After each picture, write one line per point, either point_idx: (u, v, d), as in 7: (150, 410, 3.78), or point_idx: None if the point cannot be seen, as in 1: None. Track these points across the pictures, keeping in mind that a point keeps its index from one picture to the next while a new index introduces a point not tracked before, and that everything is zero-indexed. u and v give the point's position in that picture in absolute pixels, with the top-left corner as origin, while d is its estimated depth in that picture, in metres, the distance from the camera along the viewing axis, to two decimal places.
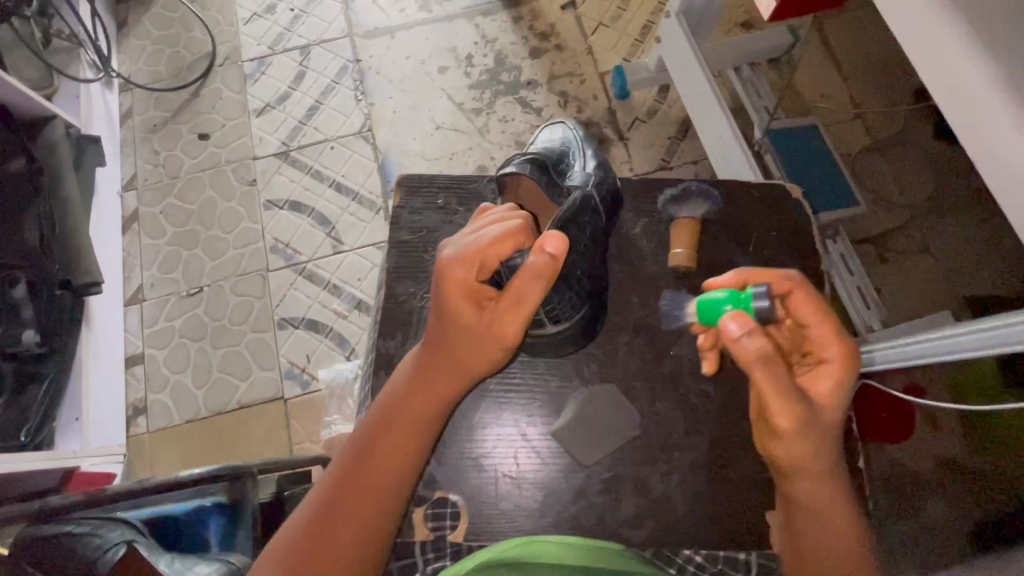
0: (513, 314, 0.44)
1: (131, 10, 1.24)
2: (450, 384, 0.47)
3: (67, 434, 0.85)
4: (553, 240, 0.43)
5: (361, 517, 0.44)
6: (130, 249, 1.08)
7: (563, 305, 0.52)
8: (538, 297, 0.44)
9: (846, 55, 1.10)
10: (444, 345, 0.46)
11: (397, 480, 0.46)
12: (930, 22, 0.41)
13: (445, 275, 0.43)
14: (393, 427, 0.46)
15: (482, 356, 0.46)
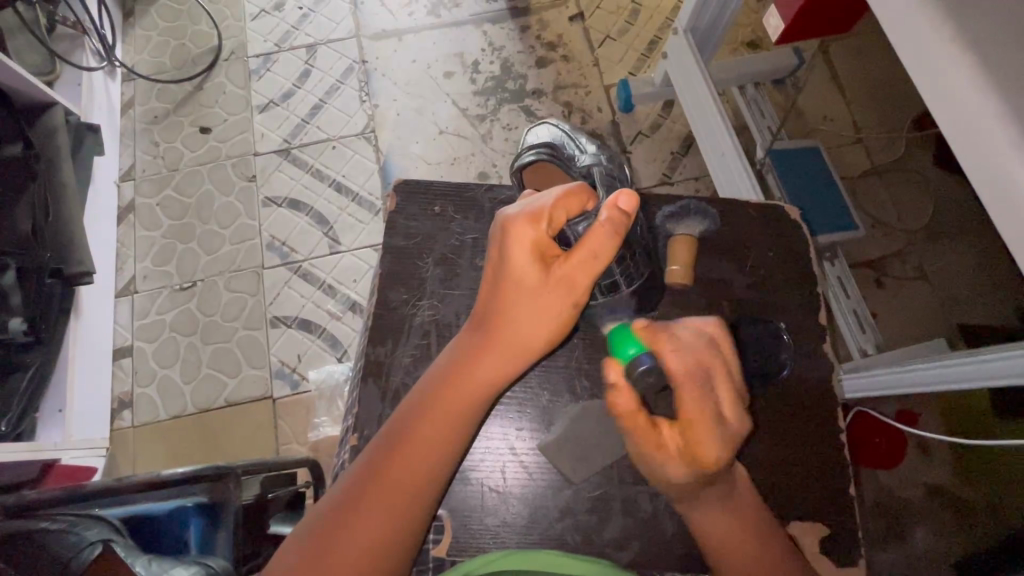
0: (584, 270, 0.44)
1: (138, 1, 1.23)
2: (506, 353, 0.45)
3: (49, 425, 0.84)
4: (624, 194, 0.44)
5: (403, 490, 0.42)
6: (124, 240, 1.07)
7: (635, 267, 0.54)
8: (609, 252, 0.44)
9: (850, 79, 1.11)
10: (499, 318, 0.45)
11: (440, 462, 0.44)
12: (937, 49, 0.40)
13: (512, 233, 0.44)
14: (441, 401, 0.44)
15: (541, 329, 0.45)
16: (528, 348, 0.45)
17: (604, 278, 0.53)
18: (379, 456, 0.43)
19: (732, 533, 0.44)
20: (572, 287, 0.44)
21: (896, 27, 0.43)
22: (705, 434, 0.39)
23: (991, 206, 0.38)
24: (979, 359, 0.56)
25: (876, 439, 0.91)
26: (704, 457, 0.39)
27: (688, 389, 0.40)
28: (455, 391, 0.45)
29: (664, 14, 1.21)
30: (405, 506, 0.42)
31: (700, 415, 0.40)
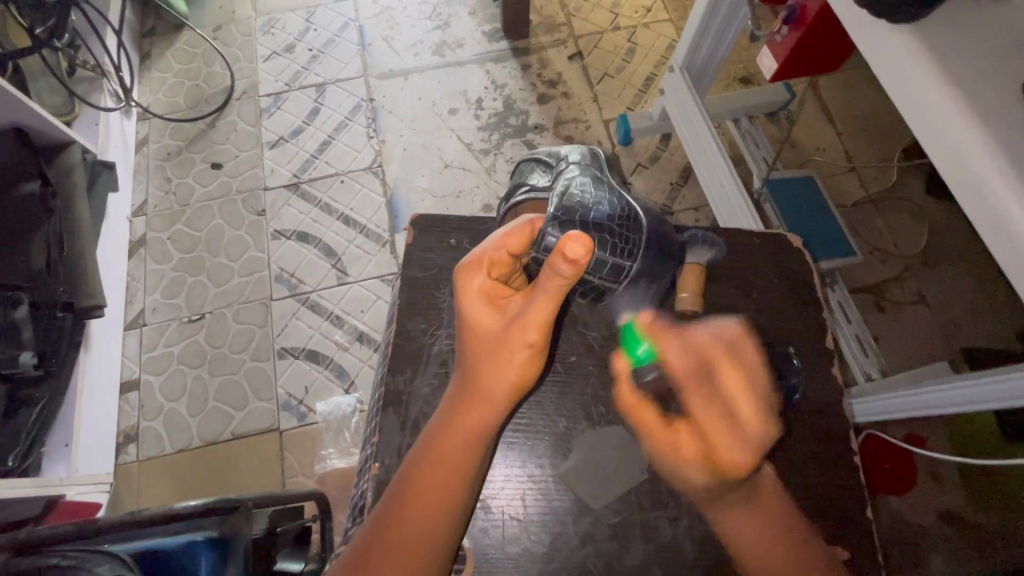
0: (534, 313, 0.42)
1: (155, 45, 1.29)
2: (486, 400, 0.44)
3: (55, 460, 0.83)
4: (574, 238, 0.37)
5: (412, 540, 0.43)
6: (134, 273, 1.09)
7: (619, 241, 0.53)
8: (558, 294, 0.40)
9: (841, 111, 1.15)
10: (467, 374, 0.44)
11: (434, 524, 0.44)
12: (927, 91, 0.42)
13: (462, 283, 0.45)
14: (443, 451, 0.45)
15: (507, 372, 0.43)
16: (505, 397, 0.44)
17: (603, 266, 0.53)
18: (379, 517, 0.44)
19: (766, 536, 0.46)
20: (528, 326, 0.42)
21: (886, 69, 0.46)
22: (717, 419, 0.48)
23: (986, 232, 0.39)
24: (982, 380, 0.57)
25: (886, 464, 0.90)
26: (725, 458, 0.47)
27: (728, 372, 0.51)
28: (440, 447, 0.45)
29: (659, 52, 1.26)
30: (413, 556, 0.43)
31: (710, 412, 0.49)
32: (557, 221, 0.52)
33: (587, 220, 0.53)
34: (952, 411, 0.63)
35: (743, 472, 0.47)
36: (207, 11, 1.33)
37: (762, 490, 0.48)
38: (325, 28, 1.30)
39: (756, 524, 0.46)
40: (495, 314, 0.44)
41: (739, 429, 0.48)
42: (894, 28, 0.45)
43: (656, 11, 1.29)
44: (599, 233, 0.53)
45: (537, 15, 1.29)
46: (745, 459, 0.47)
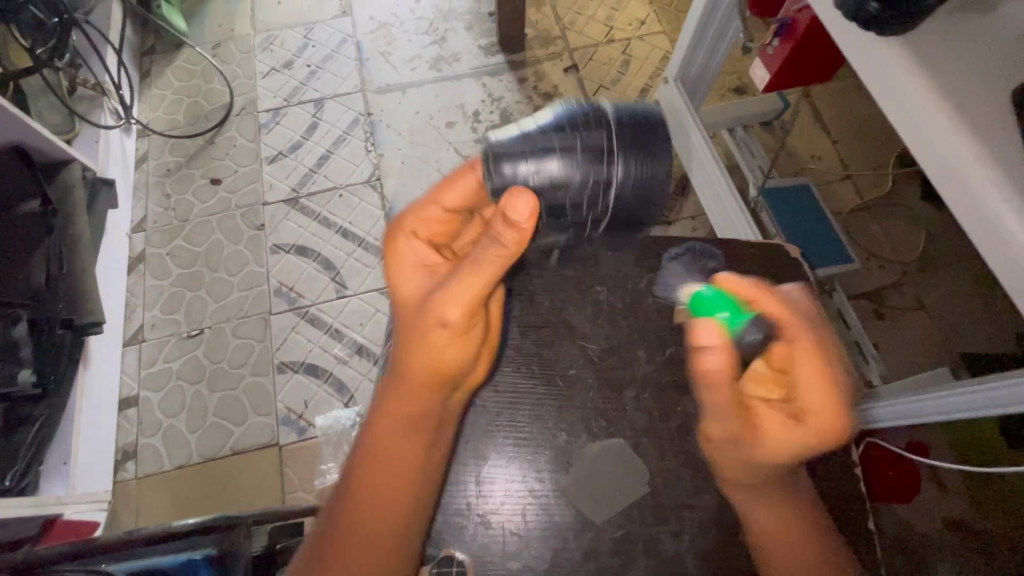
0: (465, 280, 0.43)
1: (155, 63, 1.30)
2: (423, 375, 0.46)
3: (53, 478, 0.83)
4: (511, 202, 0.41)
5: (367, 531, 0.45)
6: (134, 289, 1.09)
7: (580, 136, 0.46)
8: (489, 258, 0.43)
9: (835, 120, 1.16)
10: (401, 353, 0.47)
11: (390, 514, 0.46)
12: (916, 100, 0.43)
13: (397, 256, 0.50)
14: (387, 437, 0.47)
15: (440, 344, 0.45)
16: (431, 376, 0.47)
17: (584, 163, 0.45)
18: (335, 517, 0.46)
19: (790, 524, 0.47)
20: (450, 297, 0.44)
21: (876, 79, 0.46)
22: (819, 391, 0.44)
23: (980, 241, 0.40)
24: (982, 387, 0.57)
25: (888, 472, 0.89)
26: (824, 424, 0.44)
27: (803, 347, 0.45)
28: (379, 433, 0.47)
29: (654, 64, 1.27)
30: (372, 546, 0.45)
31: (813, 362, 0.45)
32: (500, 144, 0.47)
33: (528, 133, 0.47)
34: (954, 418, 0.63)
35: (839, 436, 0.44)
36: (207, 29, 1.35)
37: (802, 498, 0.49)
38: (323, 44, 1.31)
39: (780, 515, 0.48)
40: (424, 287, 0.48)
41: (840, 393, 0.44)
42: (884, 39, 0.45)
43: (650, 24, 1.31)
44: (551, 138, 0.46)
45: (532, 29, 1.30)
46: (831, 421, 0.44)
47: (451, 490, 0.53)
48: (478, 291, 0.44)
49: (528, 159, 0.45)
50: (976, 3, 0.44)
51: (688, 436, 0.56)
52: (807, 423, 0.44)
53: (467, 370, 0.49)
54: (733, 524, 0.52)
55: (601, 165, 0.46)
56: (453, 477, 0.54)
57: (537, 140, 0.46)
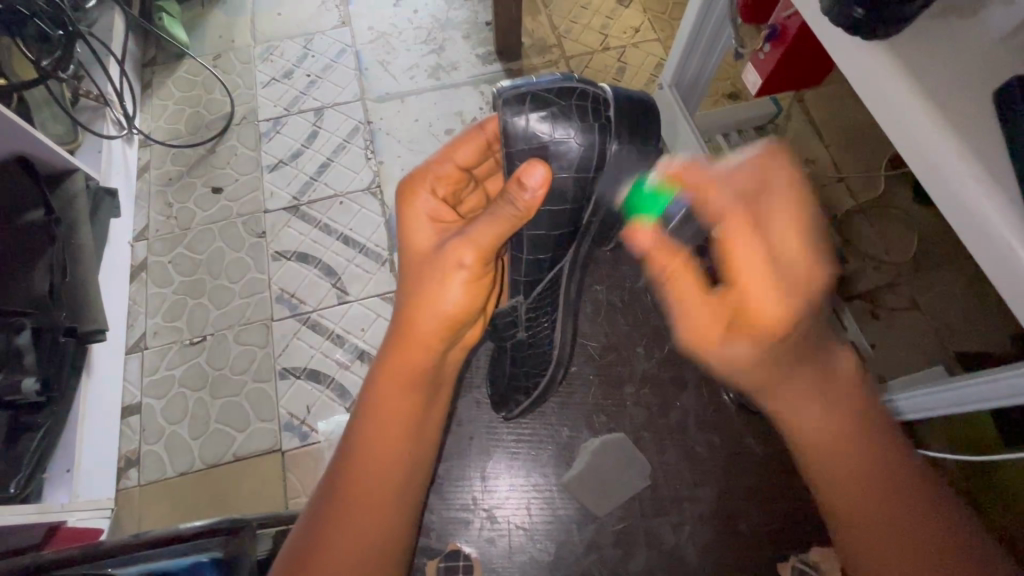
0: (490, 226, 0.50)
1: (156, 74, 1.31)
2: (429, 325, 0.52)
3: (56, 485, 0.83)
4: (536, 170, 0.50)
5: (370, 487, 0.49)
6: (136, 297, 1.10)
7: (578, 112, 0.57)
8: (510, 212, 0.50)
9: (827, 124, 1.18)
10: (409, 305, 0.52)
11: (393, 473, 0.50)
12: (902, 101, 0.44)
13: (411, 206, 0.56)
14: (387, 397, 0.51)
15: (451, 292, 0.51)
16: (438, 328, 0.52)
17: (592, 133, 0.57)
18: (335, 476, 0.49)
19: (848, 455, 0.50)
20: (471, 244, 0.50)
21: (863, 83, 0.48)
22: (756, 278, 0.46)
23: (965, 237, 0.41)
24: (988, 380, 0.58)
25: None
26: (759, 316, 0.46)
27: (743, 245, 0.46)
28: (385, 396, 0.51)
29: (648, 71, 1.29)
30: (378, 500, 0.49)
31: (756, 266, 0.46)
32: (513, 92, 0.57)
33: (535, 105, 0.56)
34: (960, 410, 0.64)
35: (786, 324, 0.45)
36: (208, 40, 1.36)
37: (839, 372, 0.51)
38: (322, 54, 1.33)
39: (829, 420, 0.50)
40: (434, 239, 0.55)
41: (787, 277, 0.46)
42: (870, 44, 0.47)
43: (644, 31, 1.33)
44: (559, 116, 0.57)
45: (529, 37, 1.33)
46: (782, 318, 0.45)
47: (460, 486, 0.61)
48: (489, 242, 0.51)
49: (540, 111, 0.56)
50: (959, 9, 0.46)
51: (684, 434, 0.64)
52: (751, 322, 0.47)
53: (465, 328, 0.56)
54: (718, 510, 0.61)
55: (597, 114, 0.58)
56: (463, 474, 0.62)
57: (542, 92, 0.57)
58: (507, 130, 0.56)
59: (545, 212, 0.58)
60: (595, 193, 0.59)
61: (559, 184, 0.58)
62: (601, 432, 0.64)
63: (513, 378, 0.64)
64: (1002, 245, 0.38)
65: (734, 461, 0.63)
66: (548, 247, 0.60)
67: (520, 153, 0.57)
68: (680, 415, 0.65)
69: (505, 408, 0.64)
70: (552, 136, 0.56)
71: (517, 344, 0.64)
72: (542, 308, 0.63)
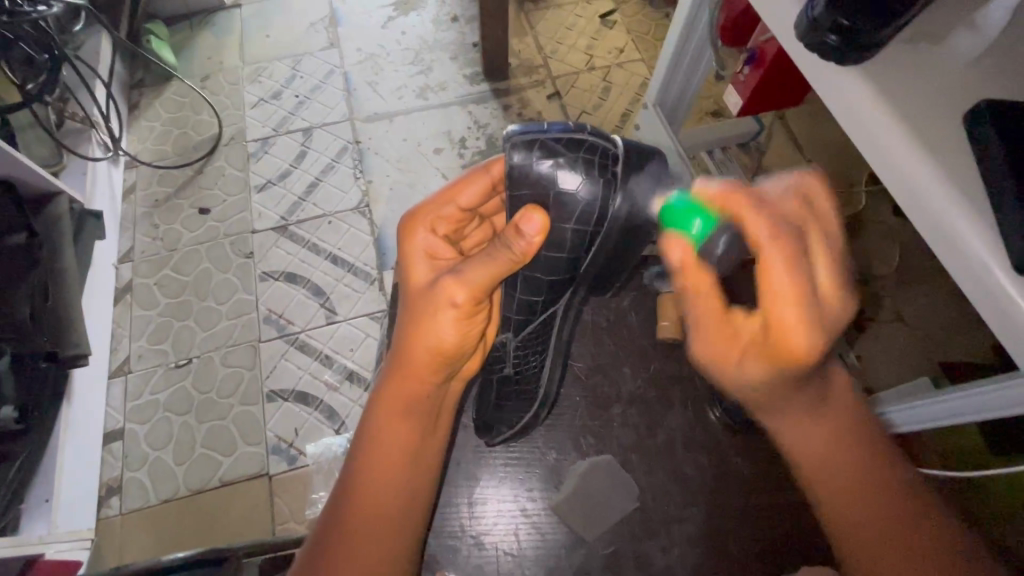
0: (484, 270, 0.50)
1: (143, 95, 1.32)
2: (428, 359, 0.51)
3: (34, 516, 0.80)
4: (535, 221, 0.49)
5: (370, 512, 0.48)
6: (120, 320, 1.08)
7: (588, 167, 0.57)
8: (506, 261, 0.50)
9: (808, 140, 1.21)
10: (404, 336, 0.52)
11: (393, 495, 0.49)
12: (877, 123, 0.45)
13: (410, 244, 0.56)
14: (385, 423, 0.50)
15: (444, 326, 0.51)
16: (432, 361, 0.52)
17: (598, 185, 0.57)
18: (336, 503, 0.49)
19: (827, 444, 0.49)
20: (465, 284, 0.50)
21: (839, 105, 0.49)
22: (800, 323, 0.44)
23: (942, 253, 0.42)
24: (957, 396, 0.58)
25: None
26: (795, 345, 0.44)
27: (774, 258, 0.43)
28: (381, 429, 0.50)
29: (633, 90, 1.31)
30: (380, 529, 0.48)
31: (791, 291, 0.43)
32: (522, 137, 0.56)
33: (548, 159, 0.57)
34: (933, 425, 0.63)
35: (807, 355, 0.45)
36: (196, 63, 1.37)
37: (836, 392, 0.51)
38: (311, 75, 1.34)
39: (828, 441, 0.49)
40: (431, 274, 0.55)
41: (817, 307, 0.44)
42: (845, 69, 0.48)
43: (628, 52, 1.36)
44: (569, 170, 0.57)
45: (516, 58, 1.35)
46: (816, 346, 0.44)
47: (448, 514, 0.59)
48: (483, 282, 0.51)
49: (548, 161, 0.57)
50: (928, 33, 0.47)
51: (672, 453, 0.64)
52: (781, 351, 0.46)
53: (462, 360, 0.55)
54: (711, 531, 0.60)
55: (606, 170, 0.57)
56: (450, 502, 0.60)
57: (552, 140, 0.57)
58: (511, 174, 0.56)
59: (542, 259, 0.60)
60: (595, 244, 0.59)
61: (558, 234, 0.58)
62: (590, 452, 0.64)
63: (497, 410, 0.65)
64: (979, 263, 0.39)
65: (724, 478, 0.63)
66: (541, 291, 0.62)
67: (520, 198, 0.57)
68: (668, 433, 0.65)
69: (489, 434, 0.63)
70: (556, 185, 0.57)
71: (504, 378, 0.66)
72: (531, 345, 0.66)
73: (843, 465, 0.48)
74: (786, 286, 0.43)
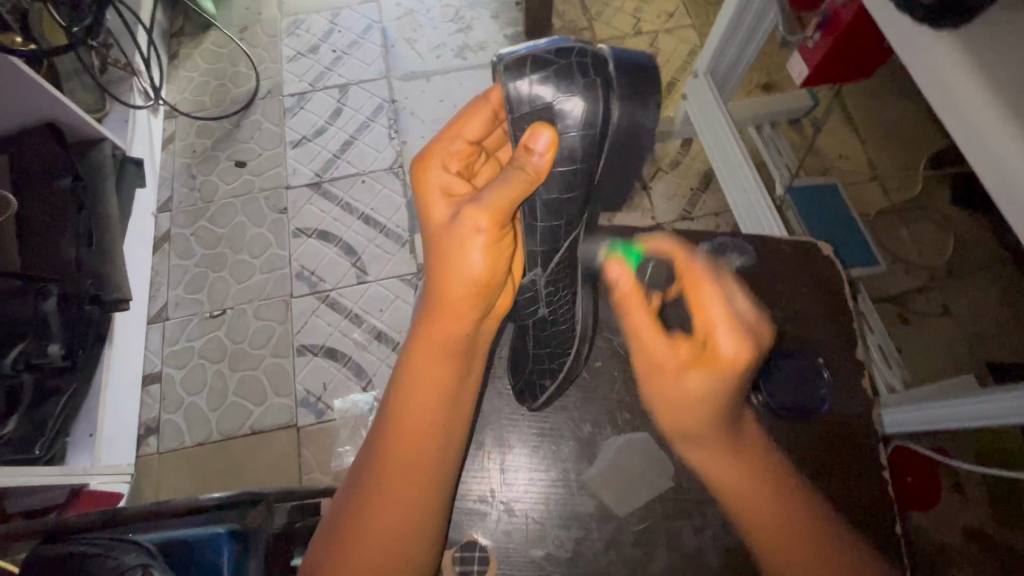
0: (502, 193, 0.50)
1: (183, 45, 1.31)
2: (462, 293, 0.50)
3: (79, 449, 0.84)
4: (544, 138, 0.51)
5: (410, 454, 0.48)
6: (159, 268, 1.11)
7: (585, 74, 0.53)
8: (523, 181, 0.51)
9: (864, 119, 1.14)
10: (436, 276, 0.51)
11: (430, 435, 0.49)
12: (972, 94, 0.41)
13: (426, 185, 0.55)
14: (421, 363, 0.50)
15: (473, 255, 0.50)
16: (468, 296, 0.51)
17: (598, 92, 0.53)
18: (372, 452, 0.49)
19: (735, 471, 0.52)
20: (485, 211, 0.50)
21: (925, 78, 0.46)
22: (724, 330, 0.53)
23: None
24: (984, 400, 0.61)
25: (907, 478, 0.88)
26: (719, 345, 0.52)
27: (708, 296, 0.57)
28: (418, 374, 0.50)
29: (681, 57, 1.25)
30: (419, 473, 0.48)
31: (721, 318, 0.54)
32: (511, 56, 0.54)
33: (541, 69, 0.53)
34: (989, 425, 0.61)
35: (737, 365, 0.51)
36: (235, 13, 1.35)
37: (744, 438, 0.54)
38: (349, 29, 1.32)
39: (731, 469, 0.52)
40: (451, 210, 0.53)
41: (739, 323, 0.54)
42: (937, 35, 0.44)
43: (678, 17, 1.29)
44: (568, 79, 0.53)
45: (559, 19, 1.29)
46: (739, 355, 0.51)
47: (476, 478, 0.60)
48: (503, 206, 0.50)
49: (538, 73, 0.53)
50: None
51: None
52: (712, 355, 0.52)
53: (497, 294, 0.54)
54: None
55: (600, 70, 0.54)
56: (481, 465, 0.60)
57: (542, 52, 0.54)
58: (509, 97, 0.53)
59: (555, 174, 0.54)
60: (606, 152, 0.54)
61: (566, 143, 0.53)
62: (625, 428, 0.61)
63: (537, 363, 0.62)
64: None
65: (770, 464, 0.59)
66: (562, 215, 0.56)
67: (523, 118, 0.54)
68: None
69: (530, 398, 0.62)
70: (553, 97, 0.52)
71: (539, 321, 0.62)
72: (562, 282, 0.60)
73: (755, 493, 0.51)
74: (711, 310, 0.55)
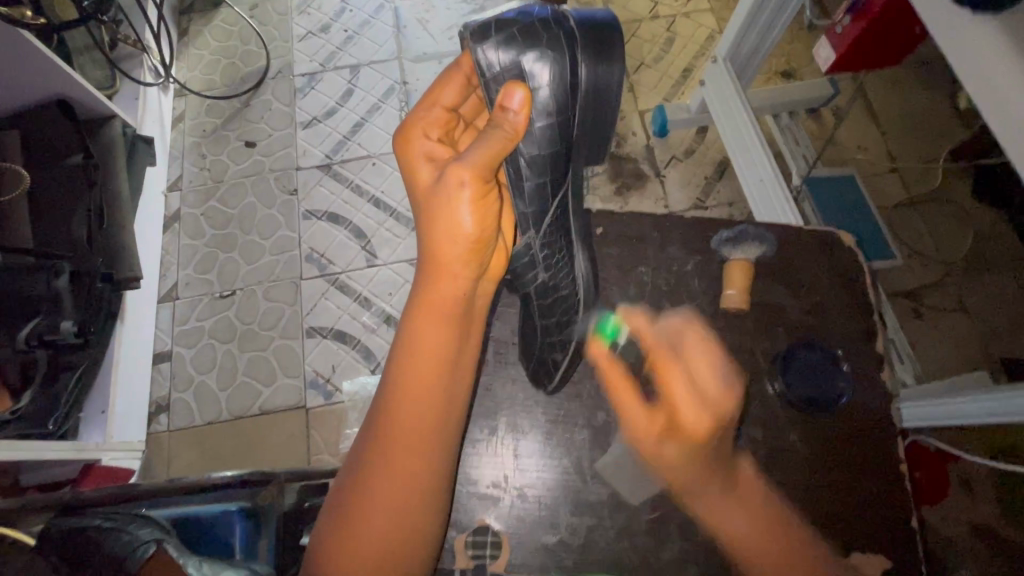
0: (485, 151, 0.51)
1: (193, 22, 1.30)
2: (456, 252, 0.51)
3: (91, 426, 0.86)
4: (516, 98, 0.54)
5: (412, 416, 0.48)
6: (169, 247, 1.11)
7: (550, 35, 0.57)
8: (504, 138, 0.52)
9: (885, 109, 1.12)
10: (429, 239, 0.52)
11: (429, 396, 0.49)
12: (1015, 81, 0.40)
13: (410, 155, 0.55)
14: (416, 326, 0.51)
15: (463, 213, 0.50)
16: (462, 255, 0.51)
17: (567, 50, 0.57)
18: (373, 419, 0.50)
19: (744, 522, 0.54)
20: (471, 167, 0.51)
21: (965, 65, 0.44)
22: (685, 401, 0.56)
23: None
24: (1001, 397, 0.60)
25: (916, 473, 0.87)
26: (687, 424, 0.55)
27: (674, 377, 0.58)
28: (416, 337, 0.50)
29: (698, 43, 1.23)
30: (423, 433, 0.48)
31: (686, 398, 0.57)
32: (478, 24, 0.56)
33: (508, 32, 0.56)
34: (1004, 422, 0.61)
35: (701, 435, 0.55)
36: None
37: (740, 483, 0.56)
38: (360, 9, 1.30)
39: (742, 522, 0.55)
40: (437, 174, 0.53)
41: (697, 391, 0.57)
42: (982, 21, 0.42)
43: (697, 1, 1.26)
44: (537, 40, 0.56)
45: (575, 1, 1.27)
46: (704, 429, 0.55)
47: (489, 462, 0.59)
48: (487, 162, 0.51)
49: (503, 36, 0.56)
50: None
51: None
52: (681, 431, 0.56)
53: (490, 254, 0.54)
54: None
55: (562, 27, 0.58)
56: (492, 450, 0.60)
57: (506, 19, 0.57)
58: (480, 62, 0.56)
59: (536, 133, 0.57)
60: (579, 107, 0.58)
61: (544, 101, 0.56)
62: None
63: (545, 334, 0.61)
64: None
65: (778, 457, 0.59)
66: (547, 170, 0.58)
67: (496, 78, 0.56)
68: None
69: (545, 381, 0.61)
70: (524, 58, 0.56)
71: (538, 289, 0.62)
72: (557, 245, 0.61)
73: (762, 541, 0.54)
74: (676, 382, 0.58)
